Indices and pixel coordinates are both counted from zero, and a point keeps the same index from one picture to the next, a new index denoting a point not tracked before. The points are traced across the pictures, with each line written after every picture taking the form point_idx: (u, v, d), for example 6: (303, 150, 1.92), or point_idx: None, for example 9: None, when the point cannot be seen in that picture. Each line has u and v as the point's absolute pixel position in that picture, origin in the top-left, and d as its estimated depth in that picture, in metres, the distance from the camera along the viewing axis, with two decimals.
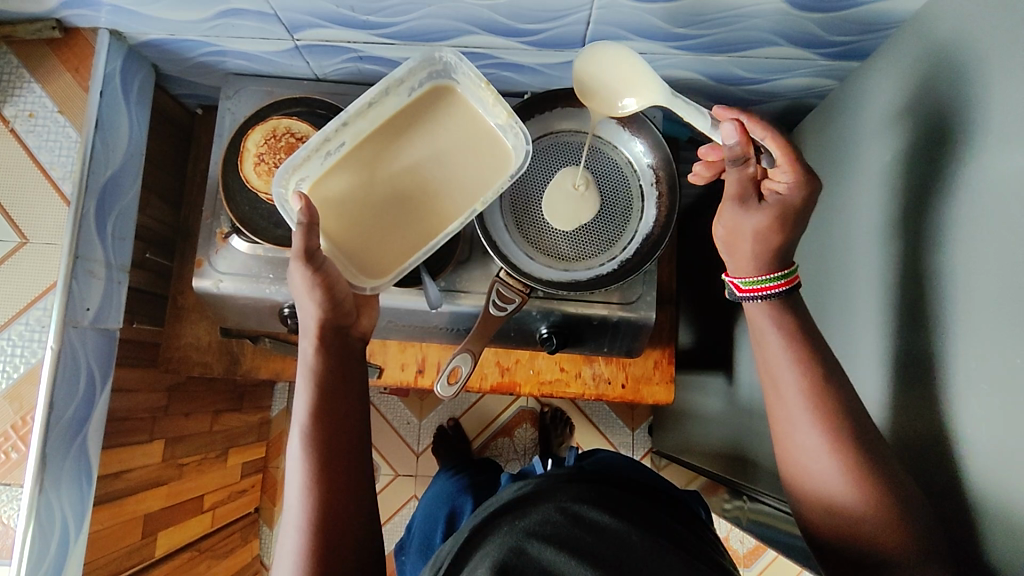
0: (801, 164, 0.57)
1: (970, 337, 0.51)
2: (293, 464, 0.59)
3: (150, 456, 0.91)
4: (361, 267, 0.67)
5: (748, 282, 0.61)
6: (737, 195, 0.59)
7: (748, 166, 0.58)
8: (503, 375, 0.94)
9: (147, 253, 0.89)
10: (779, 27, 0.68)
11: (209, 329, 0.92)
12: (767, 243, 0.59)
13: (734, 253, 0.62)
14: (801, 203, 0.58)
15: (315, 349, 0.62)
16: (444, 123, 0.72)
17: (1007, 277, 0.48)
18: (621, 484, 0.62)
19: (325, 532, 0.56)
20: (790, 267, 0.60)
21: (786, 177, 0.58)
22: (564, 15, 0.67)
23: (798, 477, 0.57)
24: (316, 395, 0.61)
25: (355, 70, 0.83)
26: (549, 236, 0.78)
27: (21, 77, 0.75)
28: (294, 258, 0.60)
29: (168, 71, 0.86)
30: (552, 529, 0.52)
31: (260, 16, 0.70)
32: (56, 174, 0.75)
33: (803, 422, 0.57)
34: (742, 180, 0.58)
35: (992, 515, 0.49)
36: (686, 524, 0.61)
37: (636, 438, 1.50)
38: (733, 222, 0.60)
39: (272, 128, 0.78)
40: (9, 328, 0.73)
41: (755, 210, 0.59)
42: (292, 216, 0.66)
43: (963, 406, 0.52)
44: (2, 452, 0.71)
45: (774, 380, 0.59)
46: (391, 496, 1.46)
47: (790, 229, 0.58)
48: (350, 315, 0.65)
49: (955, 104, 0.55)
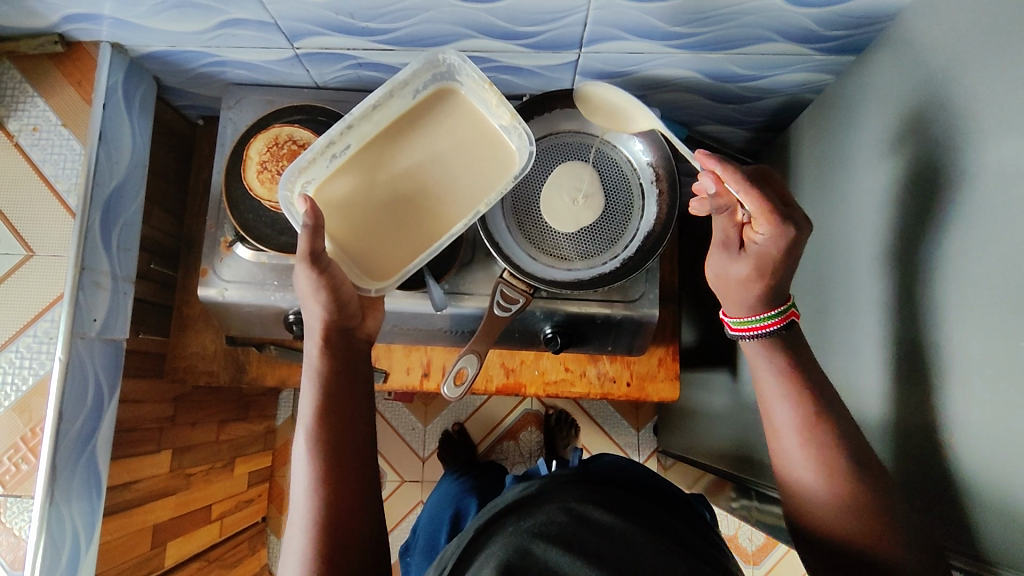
0: (778, 216, 0.57)
1: (967, 322, 0.52)
2: (298, 464, 0.60)
3: (158, 466, 0.91)
4: (367, 269, 0.68)
5: (741, 321, 0.63)
6: (722, 242, 0.63)
7: (735, 214, 0.62)
8: (508, 376, 0.95)
9: (151, 263, 0.89)
10: (774, 23, 0.69)
11: (214, 338, 0.92)
12: (753, 290, 0.61)
13: (725, 298, 0.64)
14: (783, 251, 0.58)
15: (320, 350, 0.63)
16: (448, 124, 0.72)
17: (1001, 263, 0.48)
18: (624, 485, 0.63)
19: (331, 531, 0.56)
20: (785, 305, 0.62)
21: (765, 230, 0.58)
22: (561, 17, 0.68)
23: (794, 474, 0.59)
24: (321, 396, 0.62)
25: (355, 77, 0.84)
26: (552, 237, 0.79)
27: (24, 92, 0.76)
28: (300, 261, 0.61)
29: (169, 83, 0.86)
30: (558, 529, 0.52)
31: (260, 25, 0.71)
32: (61, 187, 0.76)
33: (791, 425, 0.59)
34: (727, 227, 0.62)
35: (991, 500, 0.49)
36: (689, 524, 0.61)
37: (641, 438, 1.50)
38: (721, 269, 0.63)
39: (274, 136, 0.78)
40: (16, 341, 0.73)
41: (739, 257, 0.61)
42: (297, 218, 0.67)
43: (960, 393, 0.52)
44: (13, 465, 0.72)
45: (763, 386, 0.62)
46: (399, 501, 1.47)
47: (775, 275, 0.60)
48: (356, 317, 0.66)
49: (948, 94, 0.56)
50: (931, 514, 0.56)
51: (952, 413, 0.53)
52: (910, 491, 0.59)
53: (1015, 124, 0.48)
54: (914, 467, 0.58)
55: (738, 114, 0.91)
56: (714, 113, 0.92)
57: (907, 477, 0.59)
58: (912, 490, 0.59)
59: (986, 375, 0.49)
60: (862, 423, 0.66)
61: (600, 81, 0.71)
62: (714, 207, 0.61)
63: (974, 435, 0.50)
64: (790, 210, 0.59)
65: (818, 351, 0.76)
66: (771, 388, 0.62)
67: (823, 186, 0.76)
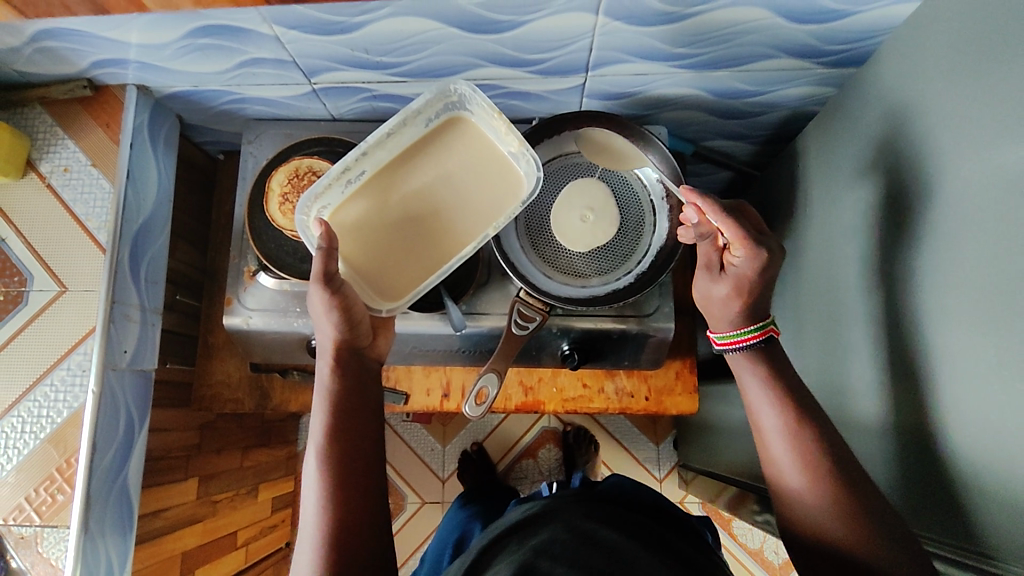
0: (751, 241, 0.62)
1: (960, 326, 0.53)
2: (308, 481, 0.61)
3: (185, 494, 0.92)
4: (378, 289, 0.70)
5: (724, 336, 0.66)
6: (706, 265, 0.67)
7: (716, 240, 0.67)
8: (526, 395, 0.96)
9: (177, 295, 0.91)
10: (773, 41, 0.71)
11: (239, 365, 0.94)
12: (732, 308, 0.65)
13: (711, 316, 0.68)
14: (758, 272, 0.63)
15: (331, 368, 0.65)
16: (458, 151, 0.74)
17: (992, 266, 0.49)
18: (623, 505, 0.64)
19: (340, 546, 0.57)
20: (764, 320, 0.65)
21: (741, 253, 0.63)
22: (566, 44, 0.71)
23: (784, 482, 0.60)
24: (332, 415, 0.64)
25: (369, 109, 0.87)
26: (565, 255, 0.81)
27: (55, 135, 0.80)
28: (314, 281, 0.63)
29: (192, 121, 0.90)
30: (561, 546, 0.52)
31: (279, 63, 0.74)
32: (91, 225, 0.79)
33: (778, 431, 0.61)
34: (709, 251, 0.67)
35: (995, 501, 0.50)
36: (687, 541, 0.62)
37: (660, 453, 1.50)
38: (704, 290, 0.68)
39: (294, 167, 0.81)
40: (51, 374, 0.76)
41: (719, 279, 0.66)
42: (313, 241, 0.69)
43: (957, 396, 0.53)
44: (49, 495, 0.74)
45: (750, 396, 0.64)
46: (420, 523, 1.47)
47: (754, 294, 0.64)
48: (365, 337, 0.68)
49: (938, 103, 0.57)
50: (943, 521, 0.56)
51: (951, 416, 0.54)
52: (920, 498, 0.59)
53: (1002, 131, 0.49)
54: (917, 471, 0.59)
55: (741, 129, 0.93)
56: (720, 129, 0.93)
57: (911, 481, 0.60)
58: (919, 494, 0.59)
59: (983, 379, 0.50)
60: (873, 434, 0.66)
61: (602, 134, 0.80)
62: (698, 235, 0.67)
63: (977, 440, 0.51)
64: (763, 236, 0.64)
65: (823, 359, 0.77)
66: (758, 397, 0.63)
67: (823, 197, 0.77)
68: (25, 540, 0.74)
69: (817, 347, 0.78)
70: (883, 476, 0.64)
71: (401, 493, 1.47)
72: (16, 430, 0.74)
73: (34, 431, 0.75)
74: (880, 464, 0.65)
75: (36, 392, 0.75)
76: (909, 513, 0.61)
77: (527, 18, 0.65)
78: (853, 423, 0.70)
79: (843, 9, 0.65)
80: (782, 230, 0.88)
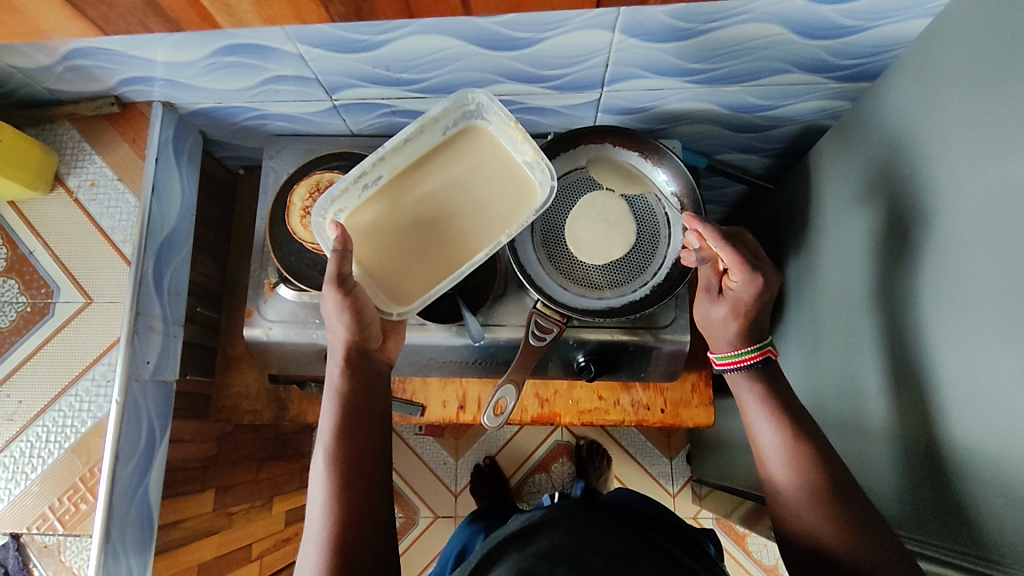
0: (749, 266, 0.64)
1: (970, 336, 0.53)
2: (315, 481, 0.62)
3: (203, 505, 0.93)
4: (389, 292, 0.71)
5: (723, 356, 0.68)
6: (705, 288, 0.69)
7: (716, 264, 0.68)
8: (542, 407, 0.95)
9: (198, 306, 0.92)
10: (787, 56, 0.72)
11: (257, 377, 0.95)
12: (730, 330, 0.67)
13: (711, 336, 0.69)
14: (755, 297, 0.65)
15: (341, 369, 0.66)
16: (474, 158, 0.75)
17: (1001, 277, 0.50)
18: (629, 515, 0.63)
19: (344, 545, 0.58)
20: (762, 341, 0.67)
21: (739, 278, 0.65)
22: (583, 60, 0.72)
23: (784, 493, 0.60)
24: (340, 417, 0.64)
25: (388, 124, 0.88)
26: (581, 267, 0.81)
27: (83, 150, 0.82)
28: (327, 282, 0.65)
29: (214, 136, 0.92)
30: (561, 554, 0.52)
31: (301, 80, 0.76)
32: (117, 238, 0.81)
33: (777, 447, 0.62)
34: (710, 275, 0.69)
35: (1009, 515, 0.49)
36: (688, 552, 0.61)
37: (674, 467, 1.49)
38: (704, 312, 0.69)
39: (315, 182, 0.83)
40: (76, 385, 0.77)
41: (718, 301, 0.67)
42: (328, 243, 0.71)
43: (969, 406, 0.53)
44: (72, 504, 0.75)
45: (750, 412, 0.65)
46: (432, 537, 1.46)
47: (751, 317, 0.66)
48: (375, 340, 0.69)
49: (942, 116, 0.58)
50: (957, 535, 0.56)
51: (963, 428, 0.54)
52: (933, 512, 0.59)
53: (1009, 144, 0.50)
54: (930, 483, 0.58)
55: (755, 142, 0.93)
56: (734, 142, 0.94)
57: (925, 493, 0.59)
58: (933, 507, 0.59)
59: (994, 391, 0.50)
60: (885, 448, 0.66)
61: (603, 151, 0.84)
62: (698, 259, 0.69)
63: (991, 453, 0.51)
64: (760, 262, 0.66)
65: (838, 372, 0.76)
66: (756, 413, 0.64)
67: (836, 209, 0.78)
68: (47, 549, 0.75)
69: (832, 359, 0.78)
70: (898, 490, 0.64)
71: (413, 506, 1.47)
72: (41, 440, 0.76)
73: (59, 441, 0.76)
74: (895, 478, 0.64)
75: (60, 402, 0.77)
76: (924, 527, 0.60)
77: (543, 35, 0.67)
78: (867, 438, 0.70)
79: (855, 25, 0.66)
80: (796, 241, 0.89)
